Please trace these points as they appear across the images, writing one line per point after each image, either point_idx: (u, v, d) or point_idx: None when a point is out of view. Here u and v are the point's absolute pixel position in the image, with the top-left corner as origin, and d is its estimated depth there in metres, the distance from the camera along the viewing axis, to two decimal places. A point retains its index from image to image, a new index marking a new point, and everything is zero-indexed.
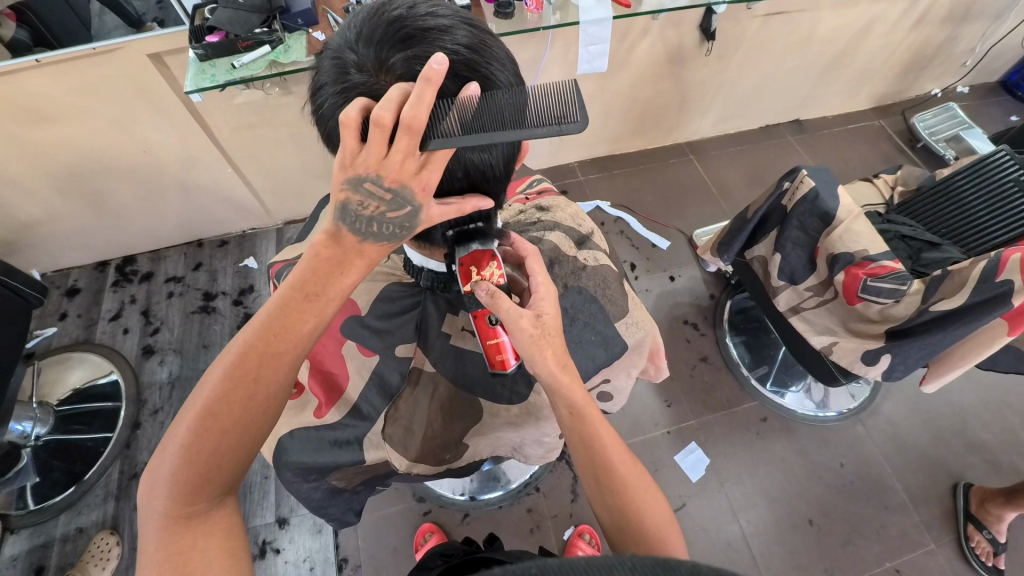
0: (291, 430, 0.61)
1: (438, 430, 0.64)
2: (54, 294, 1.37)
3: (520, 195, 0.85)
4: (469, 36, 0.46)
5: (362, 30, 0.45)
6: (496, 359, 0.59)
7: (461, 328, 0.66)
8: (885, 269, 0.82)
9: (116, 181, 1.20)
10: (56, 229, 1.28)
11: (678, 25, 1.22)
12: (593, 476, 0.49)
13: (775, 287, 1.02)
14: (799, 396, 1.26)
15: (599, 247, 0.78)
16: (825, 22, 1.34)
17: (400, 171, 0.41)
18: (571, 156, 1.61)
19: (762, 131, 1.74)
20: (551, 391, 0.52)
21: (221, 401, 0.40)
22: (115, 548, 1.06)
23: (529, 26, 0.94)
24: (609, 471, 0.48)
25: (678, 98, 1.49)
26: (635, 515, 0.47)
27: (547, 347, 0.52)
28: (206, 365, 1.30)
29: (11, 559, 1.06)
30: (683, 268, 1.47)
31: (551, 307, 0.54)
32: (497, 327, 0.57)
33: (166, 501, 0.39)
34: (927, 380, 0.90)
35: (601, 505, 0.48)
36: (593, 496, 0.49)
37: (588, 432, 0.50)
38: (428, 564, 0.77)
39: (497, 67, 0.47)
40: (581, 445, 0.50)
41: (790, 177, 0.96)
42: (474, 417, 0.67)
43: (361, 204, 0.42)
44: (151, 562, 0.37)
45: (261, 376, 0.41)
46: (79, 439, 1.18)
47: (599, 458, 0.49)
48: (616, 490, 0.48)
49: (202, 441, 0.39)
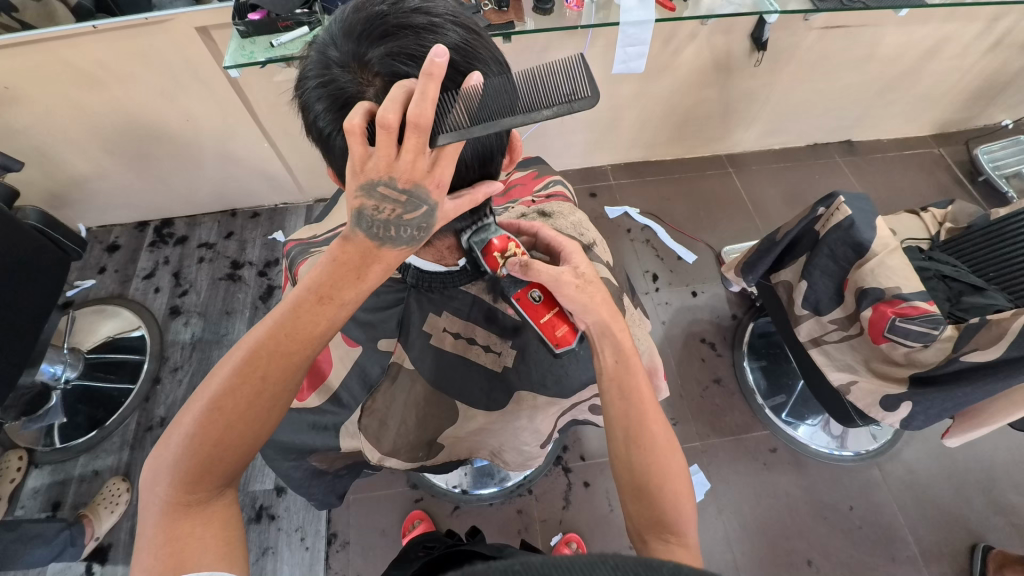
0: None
1: (412, 427, 0.63)
2: (96, 248, 1.45)
3: (529, 197, 0.84)
4: (458, 33, 0.45)
5: (345, 26, 0.45)
6: (558, 334, 0.54)
7: (441, 329, 0.64)
8: (917, 310, 0.76)
9: (159, 147, 1.25)
10: (103, 187, 1.35)
11: (728, 31, 1.17)
12: (621, 428, 0.47)
13: (798, 315, 0.97)
14: (815, 430, 1.20)
15: (601, 259, 0.75)
16: (889, 39, 1.26)
17: (413, 171, 0.41)
18: (604, 158, 1.58)
19: (808, 150, 1.66)
20: (599, 336, 0.52)
21: (228, 395, 0.40)
22: (124, 494, 1.11)
23: (567, 23, 0.92)
24: (641, 428, 0.47)
25: (722, 107, 1.43)
26: (655, 476, 0.45)
27: (594, 292, 0.52)
28: (226, 330, 1.34)
29: (33, 491, 1.14)
30: (707, 284, 1.43)
31: (580, 255, 0.56)
32: (542, 300, 0.54)
33: (166, 488, 0.39)
34: (950, 433, 0.84)
35: (623, 461, 0.47)
36: (617, 449, 0.47)
37: (627, 381, 0.49)
38: (411, 554, 0.77)
39: (486, 62, 0.46)
40: (618, 393, 0.49)
41: (826, 202, 0.90)
42: (448, 419, 0.66)
43: (376, 209, 0.42)
44: (150, 544, 0.38)
45: (271, 374, 0.41)
46: (104, 388, 1.24)
47: (635, 409, 0.48)
48: (643, 447, 0.46)
49: (206, 432, 0.40)
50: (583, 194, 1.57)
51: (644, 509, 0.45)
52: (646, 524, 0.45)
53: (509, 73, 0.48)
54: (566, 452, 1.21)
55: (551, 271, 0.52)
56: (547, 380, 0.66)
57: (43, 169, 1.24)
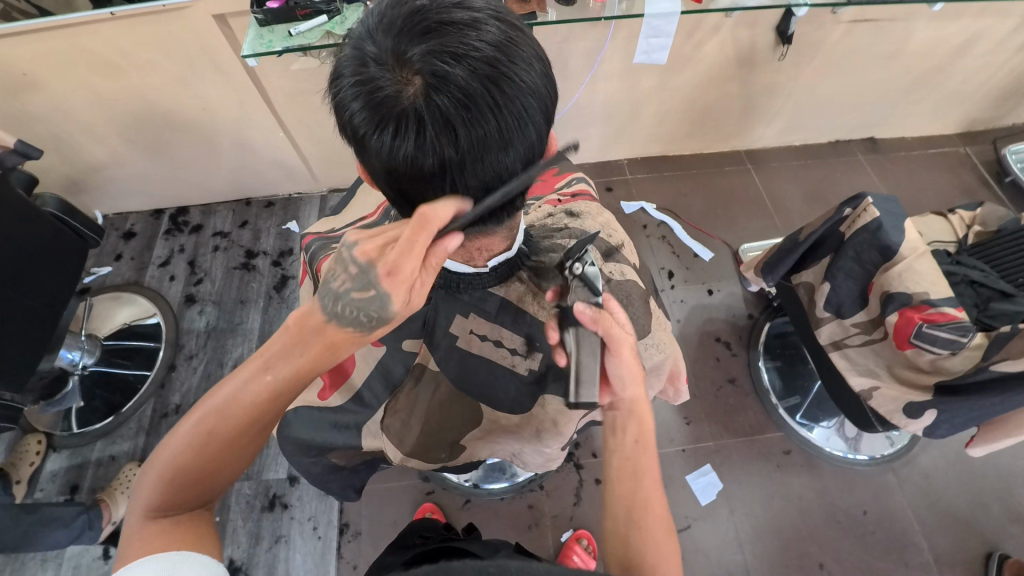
0: (296, 405, 0.66)
1: (434, 427, 0.65)
2: (112, 235, 1.46)
3: (554, 195, 0.82)
4: (500, 31, 0.43)
5: (383, 21, 0.43)
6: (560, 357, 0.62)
7: (469, 332, 0.63)
8: (945, 316, 0.75)
9: (175, 136, 1.25)
10: (118, 175, 1.35)
11: (753, 23, 1.14)
12: (624, 506, 0.47)
13: (819, 317, 0.95)
14: (830, 433, 1.19)
15: (627, 261, 0.74)
16: (920, 33, 1.22)
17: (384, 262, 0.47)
18: (620, 152, 1.56)
19: (829, 146, 1.62)
20: (624, 414, 0.54)
21: (214, 416, 0.44)
22: None
23: (591, 15, 0.89)
24: (644, 510, 0.47)
25: (743, 102, 1.40)
26: (649, 563, 0.44)
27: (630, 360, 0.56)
28: (241, 320, 1.35)
29: (51, 474, 1.15)
30: (723, 282, 1.41)
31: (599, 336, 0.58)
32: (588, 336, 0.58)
33: (152, 495, 0.42)
34: (974, 442, 0.83)
35: (622, 544, 0.46)
36: (617, 529, 0.47)
37: (641, 434, 0.52)
38: (408, 544, 0.74)
39: (529, 60, 0.44)
40: (625, 472, 0.49)
41: (853, 203, 0.88)
42: (468, 422, 0.67)
43: (334, 278, 0.46)
44: (128, 543, 0.41)
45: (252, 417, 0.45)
46: (121, 374, 1.25)
47: (638, 491, 0.48)
48: (644, 531, 0.45)
49: (195, 447, 0.43)
50: (598, 189, 1.55)
51: None
52: None
53: (548, 73, 0.46)
54: (578, 449, 1.21)
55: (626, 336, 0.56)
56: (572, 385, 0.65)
57: (61, 155, 1.24)
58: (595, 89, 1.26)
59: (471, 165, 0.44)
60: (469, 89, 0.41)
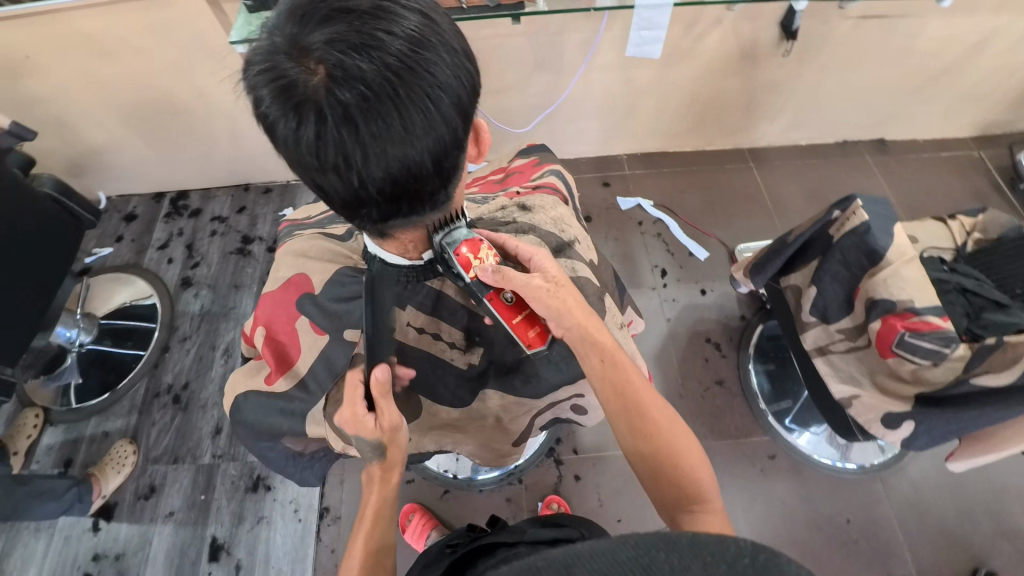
0: (246, 392, 0.68)
1: (375, 421, 0.67)
2: (114, 217, 1.49)
3: (514, 189, 0.82)
4: (409, 19, 0.43)
5: (291, 9, 0.43)
6: (529, 335, 0.59)
7: (405, 324, 0.64)
8: (928, 326, 0.73)
9: (173, 121, 1.26)
10: (120, 158, 1.37)
11: (755, 17, 1.11)
12: (625, 421, 0.56)
13: (805, 321, 0.92)
14: (818, 439, 1.16)
15: (581, 257, 0.73)
16: (934, 29, 1.17)
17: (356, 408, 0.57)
18: (620, 147, 1.53)
19: (836, 146, 1.57)
20: (578, 341, 0.59)
21: (355, 565, 0.53)
22: (131, 455, 1.16)
23: (579, 5, 0.87)
24: (642, 415, 0.56)
25: (746, 99, 1.37)
26: (667, 456, 0.54)
27: (564, 295, 0.58)
28: (235, 304, 1.37)
29: (47, 448, 1.20)
30: (717, 282, 1.38)
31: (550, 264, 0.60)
32: (513, 302, 0.58)
33: None
34: (956, 456, 0.80)
35: (639, 450, 0.55)
36: (628, 436, 0.56)
37: (616, 377, 0.57)
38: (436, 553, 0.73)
39: (437, 50, 0.43)
40: (615, 392, 0.57)
41: (842, 205, 0.85)
42: (411, 416, 0.69)
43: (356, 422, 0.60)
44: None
45: (370, 547, 0.54)
46: (116, 354, 1.28)
47: (631, 403, 0.56)
48: (650, 432, 0.55)
49: None
50: (595, 184, 1.53)
51: (670, 490, 0.54)
52: (673, 502, 0.54)
53: (463, 63, 0.45)
54: (559, 444, 1.20)
55: (520, 278, 0.56)
56: (512, 382, 0.70)
57: (63, 137, 1.27)
58: (591, 82, 1.24)
59: (376, 158, 0.44)
60: (368, 80, 0.41)
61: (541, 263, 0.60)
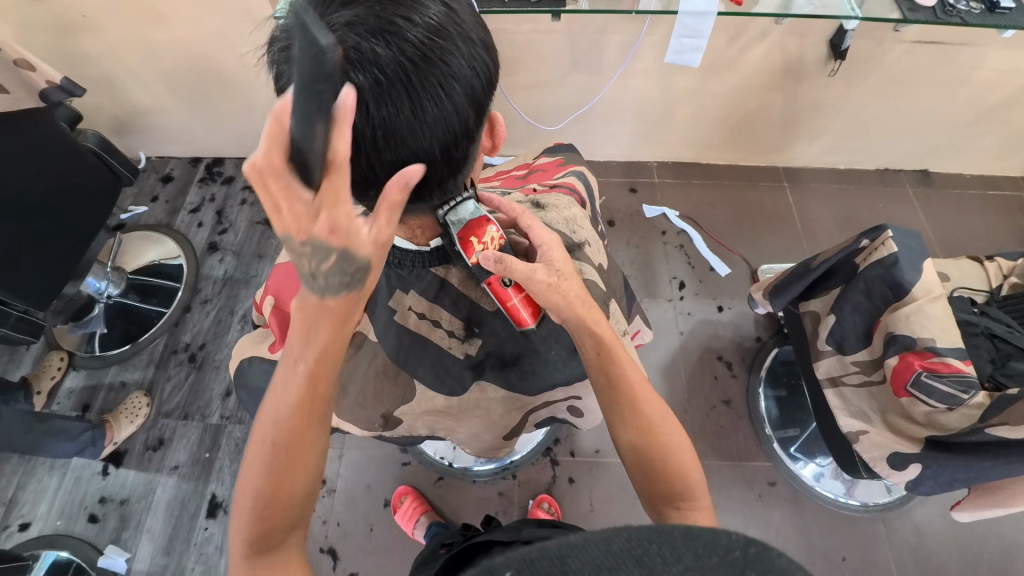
0: (251, 357, 0.72)
1: (368, 398, 0.68)
2: (152, 177, 1.55)
3: (532, 186, 0.82)
4: (430, 8, 0.43)
5: None
6: (522, 315, 0.62)
7: (406, 307, 0.66)
8: (948, 367, 0.70)
9: (215, 90, 1.30)
10: (163, 121, 1.42)
11: (804, 33, 1.08)
12: (618, 409, 0.54)
13: (819, 350, 0.90)
14: (823, 471, 1.14)
15: (590, 260, 0.72)
16: (995, 60, 1.11)
17: (299, 218, 0.41)
18: (651, 154, 1.51)
19: (877, 174, 1.52)
20: (576, 327, 0.57)
21: (268, 453, 0.45)
22: (144, 407, 1.21)
23: (622, 7, 0.86)
24: (636, 405, 0.54)
25: (787, 116, 1.33)
26: (657, 450, 0.53)
27: (568, 289, 0.57)
28: (256, 273, 1.41)
29: (69, 391, 1.25)
30: (735, 300, 1.36)
31: (557, 249, 0.60)
32: (512, 285, 0.59)
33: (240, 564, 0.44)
34: (962, 505, 0.77)
35: (628, 440, 0.54)
36: (619, 425, 0.54)
37: (611, 366, 0.55)
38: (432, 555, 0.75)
39: (454, 40, 0.44)
40: (609, 380, 0.55)
41: (871, 234, 0.83)
42: (403, 397, 0.69)
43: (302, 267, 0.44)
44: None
45: (286, 446, 0.45)
46: (140, 309, 1.33)
47: (625, 394, 0.54)
48: (642, 424, 0.53)
49: (261, 495, 0.44)
50: (622, 189, 1.52)
51: (657, 484, 0.53)
52: (658, 495, 0.52)
53: (479, 54, 0.46)
54: (556, 445, 1.20)
55: (524, 268, 0.55)
56: (510, 376, 0.70)
57: (111, 95, 1.32)
58: (627, 85, 1.23)
59: (386, 142, 0.45)
60: (382, 65, 0.42)
61: (549, 253, 0.59)
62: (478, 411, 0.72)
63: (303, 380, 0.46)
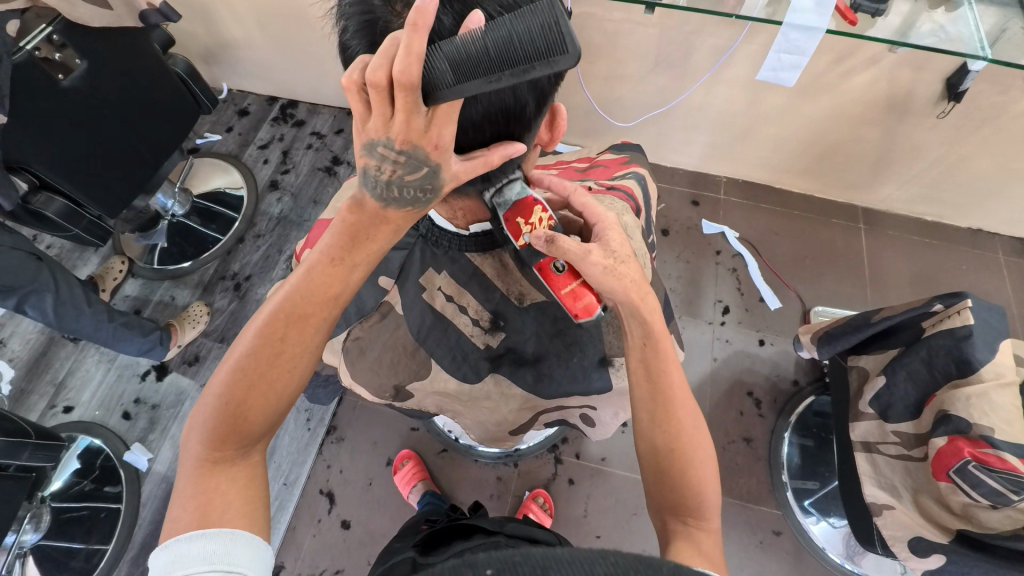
0: None
1: (384, 367, 0.68)
2: (230, 109, 1.61)
3: (590, 183, 0.80)
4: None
5: None
6: (580, 305, 0.55)
7: (436, 287, 0.66)
8: (1002, 462, 0.63)
9: (299, 33, 1.32)
10: (248, 56, 1.47)
11: (919, 66, 0.98)
12: (648, 409, 0.52)
13: (860, 411, 0.84)
14: (835, 533, 1.07)
15: None
16: None
17: (408, 130, 0.40)
18: (722, 168, 1.44)
19: (967, 233, 1.39)
20: (628, 315, 0.55)
21: (252, 353, 0.47)
22: (204, 317, 1.29)
23: (722, 10, 0.80)
24: (667, 409, 0.52)
25: (880, 153, 1.23)
26: (678, 461, 0.51)
27: (625, 273, 0.54)
28: (309, 217, 1.45)
29: (126, 295, 1.35)
30: (779, 337, 1.29)
31: (614, 231, 0.57)
32: (566, 270, 0.55)
33: (198, 447, 0.46)
34: None
35: (648, 442, 0.52)
36: (644, 424, 0.53)
37: (653, 363, 0.53)
38: (414, 528, 0.77)
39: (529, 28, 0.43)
40: (646, 378, 0.53)
41: (947, 298, 0.75)
42: (418, 373, 0.69)
43: (378, 169, 0.43)
44: (183, 498, 0.44)
45: (269, 350, 0.47)
46: (198, 232, 1.40)
47: (660, 395, 0.52)
48: (669, 431, 0.51)
49: (232, 389, 0.46)
50: (683, 199, 1.45)
51: (669, 494, 0.51)
52: (666, 506, 0.51)
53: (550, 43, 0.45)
54: (563, 444, 1.19)
55: (576, 246, 0.53)
56: (526, 374, 0.70)
57: (205, 24, 1.37)
58: (711, 93, 1.16)
59: None
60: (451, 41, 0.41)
61: (605, 234, 0.56)
62: (490, 401, 0.72)
63: (305, 295, 0.48)
